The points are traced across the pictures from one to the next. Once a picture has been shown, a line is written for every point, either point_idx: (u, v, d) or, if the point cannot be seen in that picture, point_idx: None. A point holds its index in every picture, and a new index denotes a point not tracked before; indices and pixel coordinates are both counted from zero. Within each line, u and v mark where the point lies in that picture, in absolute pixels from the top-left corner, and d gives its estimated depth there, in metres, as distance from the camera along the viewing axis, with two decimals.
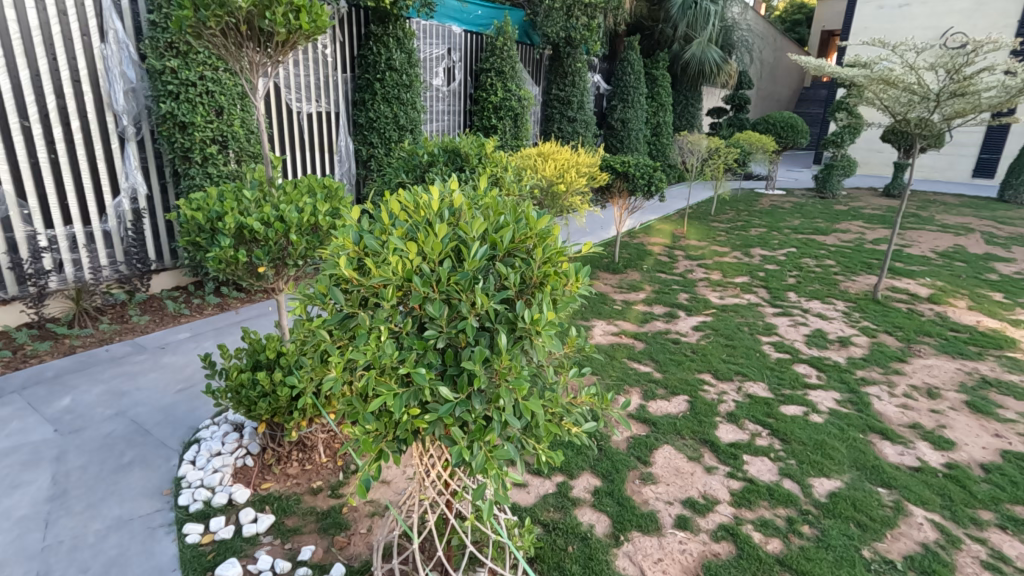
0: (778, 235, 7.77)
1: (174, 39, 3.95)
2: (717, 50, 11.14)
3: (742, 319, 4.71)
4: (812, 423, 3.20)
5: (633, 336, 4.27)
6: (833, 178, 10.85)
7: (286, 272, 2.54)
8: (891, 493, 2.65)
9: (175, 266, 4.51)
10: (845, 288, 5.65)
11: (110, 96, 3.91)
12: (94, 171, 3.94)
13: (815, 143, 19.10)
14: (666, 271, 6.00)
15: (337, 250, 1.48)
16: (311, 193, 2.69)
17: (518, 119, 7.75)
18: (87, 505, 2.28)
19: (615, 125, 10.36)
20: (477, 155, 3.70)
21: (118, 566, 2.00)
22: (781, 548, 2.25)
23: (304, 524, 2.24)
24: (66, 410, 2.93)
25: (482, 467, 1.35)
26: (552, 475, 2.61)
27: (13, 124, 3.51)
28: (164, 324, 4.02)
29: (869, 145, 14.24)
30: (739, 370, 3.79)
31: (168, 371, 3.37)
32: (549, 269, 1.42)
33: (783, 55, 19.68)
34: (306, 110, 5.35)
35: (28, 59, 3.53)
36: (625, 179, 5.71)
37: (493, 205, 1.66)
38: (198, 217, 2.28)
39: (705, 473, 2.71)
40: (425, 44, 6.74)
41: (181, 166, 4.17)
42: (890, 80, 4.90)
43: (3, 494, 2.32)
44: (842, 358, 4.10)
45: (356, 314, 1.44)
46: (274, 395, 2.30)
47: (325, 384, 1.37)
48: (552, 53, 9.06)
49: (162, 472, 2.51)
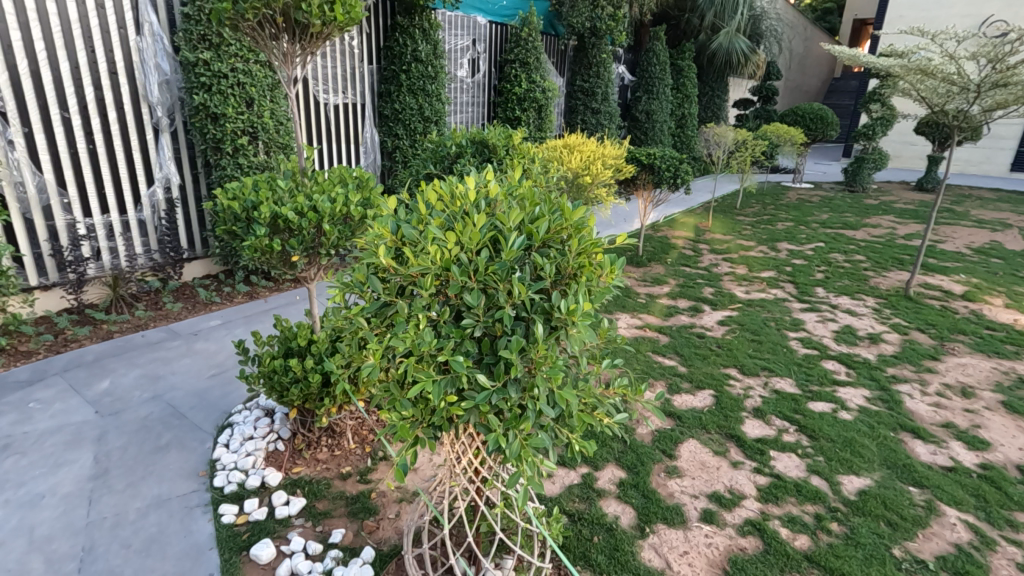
0: (806, 229, 7.63)
1: (206, 31, 4.00)
2: (745, 40, 10.92)
3: (768, 315, 4.65)
4: (840, 420, 3.15)
5: (658, 330, 4.24)
6: (864, 172, 10.61)
7: (318, 261, 2.58)
8: (922, 493, 2.61)
9: (206, 256, 4.62)
10: (875, 284, 5.54)
11: (145, 88, 4.01)
12: (129, 161, 4.05)
13: (844, 135, 18.64)
14: (690, 265, 5.94)
15: (375, 240, 1.51)
16: (343, 184, 2.73)
17: (542, 110, 7.71)
18: (128, 484, 2.37)
19: (639, 116, 10.25)
20: (505, 146, 3.73)
21: (159, 543, 2.08)
22: (809, 545, 2.24)
23: (335, 508, 2.29)
24: (105, 392, 3.03)
25: (517, 455, 1.37)
26: (577, 466, 2.63)
27: (53, 115, 3.62)
28: (196, 312, 4.12)
29: (901, 138, 13.87)
30: (766, 366, 3.75)
31: (201, 357, 3.46)
32: (584, 260, 1.43)
33: (813, 45, 19.20)
34: (333, 102, 5.41)
35: (68, 52, 3.63)
36: (650, 172, 5.65)
37: (527, 196, 1.68)
38: (235, 207, 2.32)
39: (731, 468, 2.69)
40: (451, 35, 6.75)
41: (213, 157, 4.26)
42: (928, 70, 4.76)
43: (49, 472, 2.42)
44: (872, 355, 4.03)
45: (394, 303, 1.47)
46: (306, 382, 2.34)
47: (364, 370, 1.40)
48: (577, 44, 8.98)
49: (197, 454, 2.59)
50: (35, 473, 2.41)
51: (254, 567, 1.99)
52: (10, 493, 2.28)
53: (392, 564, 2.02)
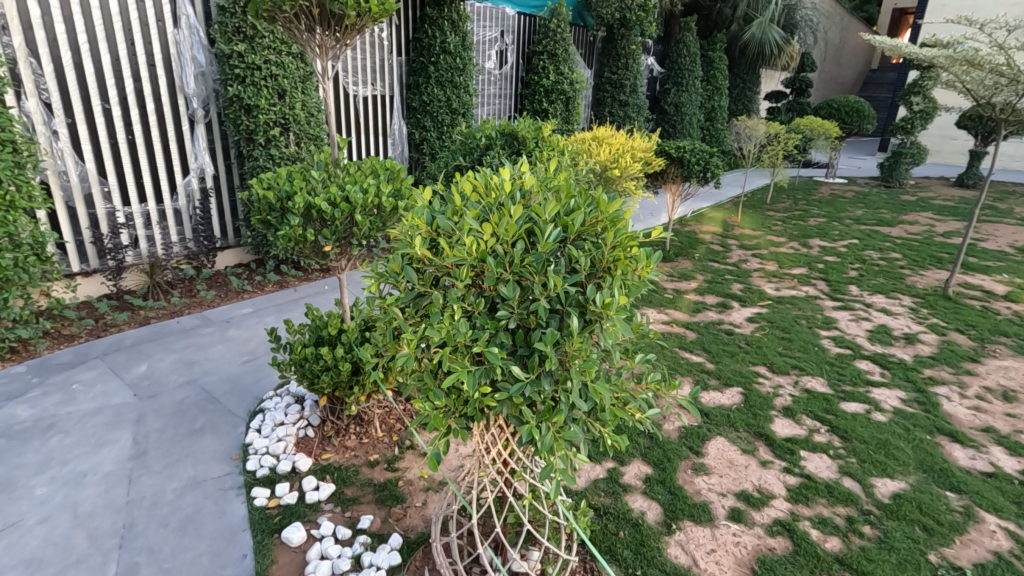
0: (840, 225, 7.43)
1: (241, 24, 4.07)
2: (779, 31, 10.67)
3: (799, 312, 4.56)
4: (874, 421, 3.08)
5: (685, 325, 4.19)
6: (901, 167, 10.27)
7: (349, 252, 2.60)
8: (960, 498, 2.53)
9: (238, 244, 4.71)
10: (912, 283, 5.37)
11: (182, 79, 4.11)
12: (166, 152, 4.15)
13: (880, 129, 18.08)
14: (718, 261, 5.84)
15: (411, 230, 1.52)
16: (374, 175, 2.75)
17: (570, 102, 7.64)
18: (166, 465, 2.44)
19: (668, 109, 10.09)
20: (534, 138, 3.71)
21: (194, 522, 2.14)
22: (840, 547, 2.19)
23: (363, 495, 2.33)
24: (143, 375, 3.13)
25: (550, 448, 1.36)
26: (603, 460, 2.62)
27: (95, 106, 3.73)
28: (229, 300, 4.21)
29: (941, 132, 13.41)
30: (796, 364, 3.68)
31: (233, 343, 3.54)
32: (619, 253, 1.41)
33: (849, 35, 18.60)
34: (362, 93, 5.46)
35: (109, 44, 3.74)
36: (680, 165, 5.57)
37: (562, 188, 1.68)
38: (270, 197, 2.36)
39: (760, 467, 2.65)
40: (479, 26, 6.72)
41: (246, 148, 4.33)
42: (975, 61, 4.58)
43: (91, 452, 2.51)
44: (908, 355, 3.91)
45: (428, 293, 1.48)
46: (336, 369, 2.37)
47: (399, 360, 1.42)
48: (606, 36, 8.88)
49: (231, 438, 2.65)
50: (78, 452, 2.50)
51: (285, 549, 2.04)
52: (56, 470, 2.38)
53: (419, 552, 2.04)
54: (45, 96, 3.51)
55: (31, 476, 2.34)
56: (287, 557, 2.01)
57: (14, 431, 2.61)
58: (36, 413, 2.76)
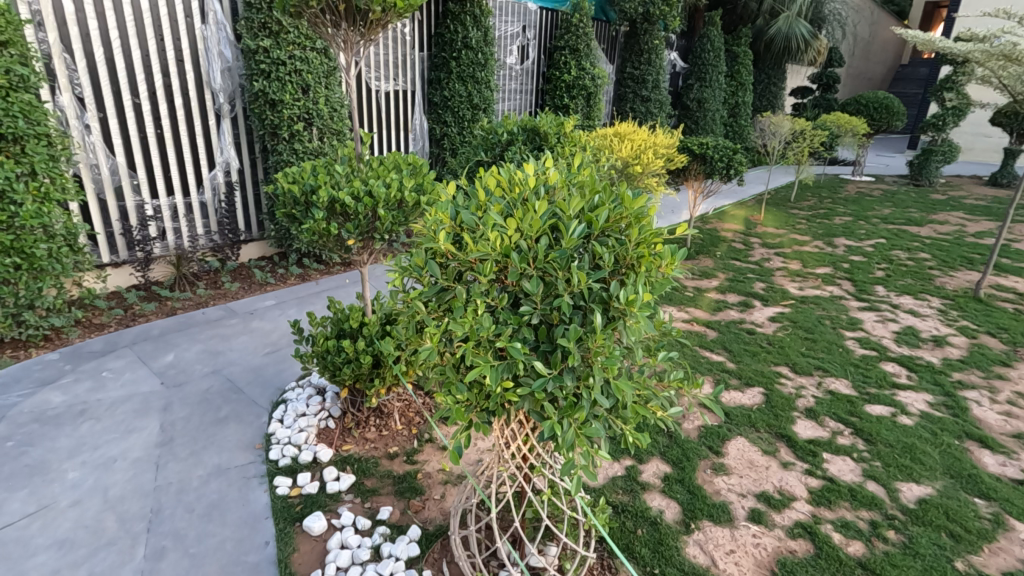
0: (866, 224, 7.27)
1: (267, 19, 4.10)
2: (806, 25, 10.48)
3: (824, 313, 4.48)
4: (900, 425, 3.01)
5: (705, 324, 4.15)
6: (931, 165, 10.01)
7: (371, 246, 2.62)
8: (989, 505, 2.47)
9: (261, 238, 4.78)
10: (941, 284, 5.24)
11: (209, 74, 4.18)
12: (193, 146, 4.23)
13: (910, 126, 17.64)
14: (740, 259, 5.76)
15: (435, 225, 1.53)
16: (397, 170, 2.77)
17: (591, 98, 7.59)
18: (191, 453, 2.50)
19: (690, 105, 9.97)
20: (556, 134, 3.71)
21: (219, 509, 2.19)
22: (863, 551, 2.16)
23: (382, 486, 2.36)
24: (169, 365, 3.21)
25: (572, 444, 1.36)
26: (621, 458, 2.61)
27: (126, 101, 3.82)
28: (252, 292, 4.28)
29: (974, 129, 13.03)
30: (820, 365, 3.62)
31: (257, 335, 3.60)
32: (644, 250, 1.40)
33: (878, 30, 18.19)
34: (384, 89, 5.50)
35: (139, 40, 3.82)
36: (702, 162, 5.50)
37: (587, 183, 1.67)
38: (295, 190, 2.39)
39: (781, 469, 2.62)
40: (501, 21, 6.71)
41: (270, 142, 4.38)
42: (1013, 55, 4.42)
43: (120, 438, 2.58)
44: (937, 358, 3.82)
45: (452, 288, 1.49)
46: (357, 362, 2.39)
47: (422, 353, 1.43)
48: (629, 30, 8.80)
49: (254, 427, 2.70)
50: (108, 437, 2.58)
51: (306, 538, 2.08)
52: (87, 455, 2.45)
53: (437, 544, 2.06)
54: (78, 91, 3.60)
55: (64, 460, 2.41)
56: (308, 545, 2.05)
57: (47, 416, 2.69)
58: (68, 399, 2.84)
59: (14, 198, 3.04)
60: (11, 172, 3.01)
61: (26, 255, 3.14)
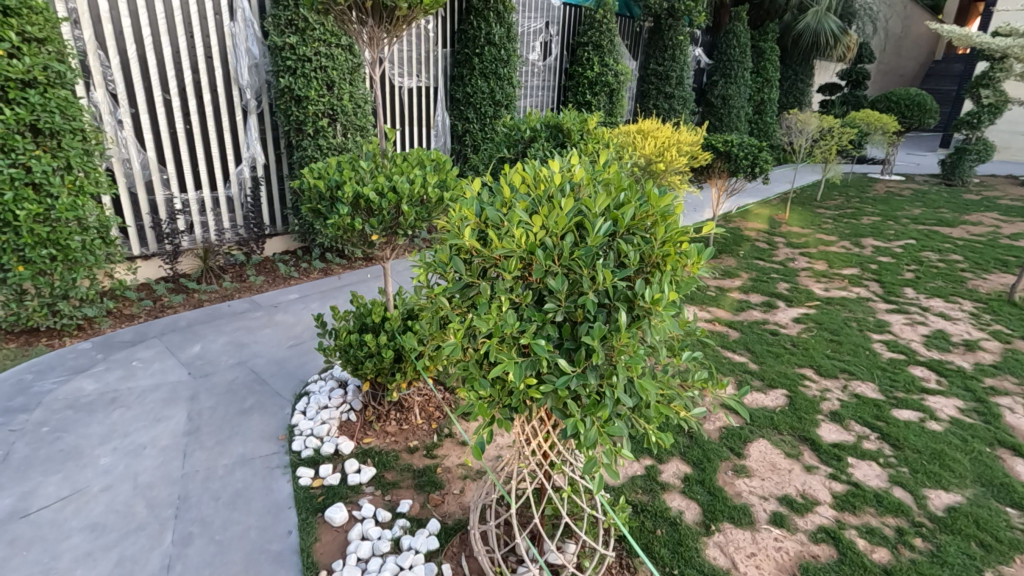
0: (895, 225, 7.10)
1: (293, 16, 4.15)
2: (835, 21, 10.25)
3: (850, 314, 4.39)
4: (928, 431, 2.94)
5: (727, 324, 4.10)
6: (965, 164, 9.72)
7: (394, 241, 2.64)
8: (1021, 516, 2.40)
9: (285, 232, 4.86)
10: (974, 287, 5.09)
11: (237, 71, 4.25)
12: (220, 141, 4.31)
13: (943, 124, 17.13)
14: (764, 259, 5.67)
15: (460, 221, 1.54)
16: (420, 166, 2.78)
17: (614, 94, 7.53)
18: (217, 442, 2.56)
19: (714, 101, 9.83)
20: (579, 131, 3.70)
21: (244, 498, 2.24)
22: (889, 559, 2.11)
23: (402, 479, 2.38)
24: (196, 355, 3.28)
25: (595, 442, 1.36)
26: (641, 458, 2.59)
27: (156, 97, 3.91)
28: (276, 286, 4.35)
29: (1011, 127, 12.62)
30: (845, 368, 3.55)
31: (280, 328, 3.66)
32: (669, 248, 1.39)
33: (911, 25, 17.68)
34: (407, 85, 5.54)
35: (170, 37, 3.90)
36: (727, 159, 5.42)
37: (613, 181, 1.67)
38: (320, 186, 2.42)
39: (804, 472, 2.58)
40: (524, 17, 6.70)
41: (295, 138, 4.44)
42: None
43: (150, 426, 2.65)
44: (968, 363, 3.72)
45: (476, 284, 1.50)
46: (379, 356, 2.42)
47: (446, 349, 1.44)
48: (653, 26, 8.71)
49: (277, 419, 2.75)
50: (138, 425, 2.65)
51: (328, 528, 2.11)
52: (118, 441, 2.52)
53: (456, 538, 2.08)
54: (111, 87, 3.70)
55: (96, 445, 2.48)
56: (329, 535, 2.08)
57: (81, 403, 2.78)
58: (100, 387, 2.93)
59: (51, 191, 3.13)
60: (48, 165, 3.10)
61: (61, 247, 3.24)
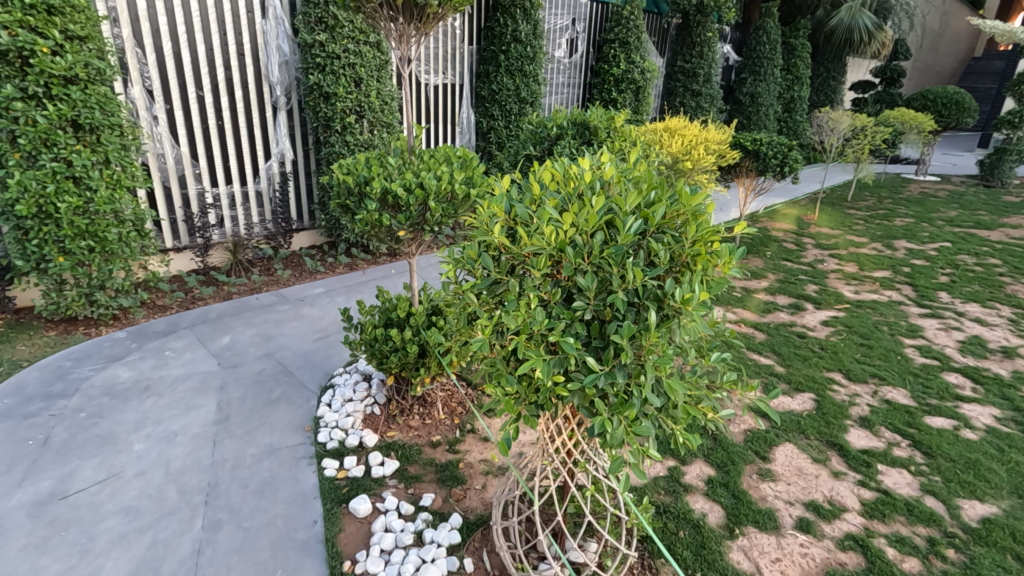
0: (930, 227, 6.89)
1: (323, 14, 4.20)
2: (870, 16, 10.01)
3: (881, 318, 4.28)
4: (963, 439, 2.85)
5: (754, 325, 4.04)
6: (1005, 164, 9.38)
7: (421, 237, 2.65)
8: None
9: (313, 227, 4.94)
10: (1013, 293, 4.92)
11: (267, 68, 4.33)
12: (250, 137, 4.39)
13: (982, 123, 16.54)
14: (792, 260, 5.56)
15: (489, 217, 1.55)
16: (447, 163, 2.79)
17: (640, 92, 7.46)
18: (246, 431, 2.61)
19: (743, 99, 9.65)
20: (606, 129, 3.67)
21: (271, 486, 2.28)
22: (919, 569, 2.06)
23: (425, 473, 2.40)
24: (226, 346, 3.35)
25: (621, 440, 1.35)
26: (664, 458, 2.57)
27: (190, 93, 4.00)
28: (303, 280, 4.42)
29: None
30: (876, 372, 3.47)
31: (306, 321, 3.72)
32: (700, 247, 1.37)
33: (950, 20, 17.10)
34: (433, 82, 5.60)
35: (204, 35, 3.99)
36: (755, 158, 5.33)
37: (644, 179, 1.65)
38: (349, 181, 2.45)
39: (831, 478, 2.53)
40: (551, 15, 6.68)
41: (323, 134, 4.50)
42: None
43: (181, 414, 2.72)
44: (1005, 370, 3.60)
45: (504, 281, 1.50)
46: (404, 351, 2.44)
47: (474, 344, 1.45)
48: (681, 23, 8.60)
49: (304, 410, 2.80)
50: (170, 413, 2.72)
51: (352, 519, 2.14)
52: (151, 428, 2.60)
53: (478, 533, 2.09)
54: (147, 84, 3.81)
55: (130, 432, 2.56)
56: (353, 526, 2.11)
57: (116, 390, 2.87)
58: (134, 375, 3.01)
59: (90, 184, 3.23)
60: (88, 159, 3.20)
61: (99, 239, 3.34)
